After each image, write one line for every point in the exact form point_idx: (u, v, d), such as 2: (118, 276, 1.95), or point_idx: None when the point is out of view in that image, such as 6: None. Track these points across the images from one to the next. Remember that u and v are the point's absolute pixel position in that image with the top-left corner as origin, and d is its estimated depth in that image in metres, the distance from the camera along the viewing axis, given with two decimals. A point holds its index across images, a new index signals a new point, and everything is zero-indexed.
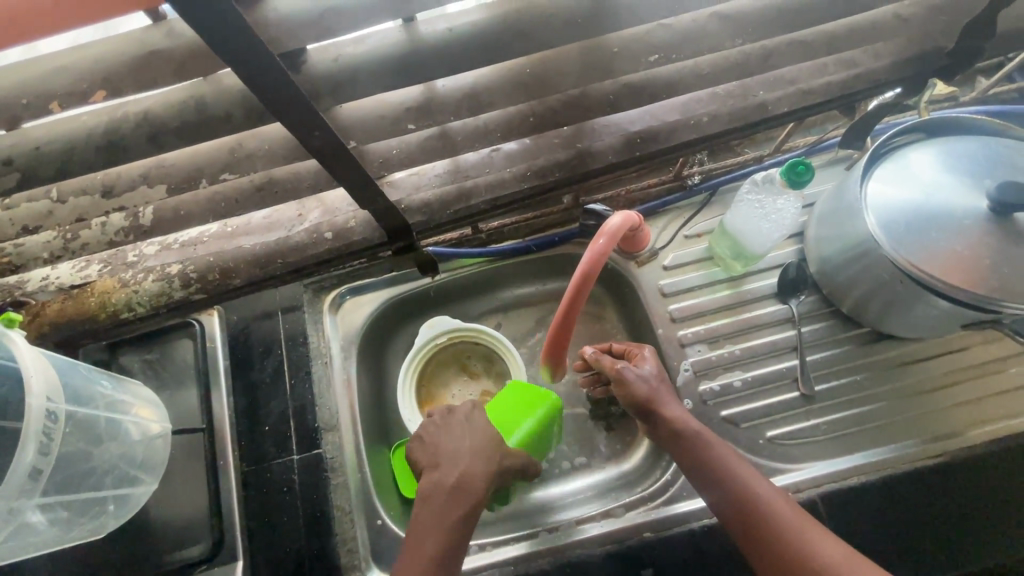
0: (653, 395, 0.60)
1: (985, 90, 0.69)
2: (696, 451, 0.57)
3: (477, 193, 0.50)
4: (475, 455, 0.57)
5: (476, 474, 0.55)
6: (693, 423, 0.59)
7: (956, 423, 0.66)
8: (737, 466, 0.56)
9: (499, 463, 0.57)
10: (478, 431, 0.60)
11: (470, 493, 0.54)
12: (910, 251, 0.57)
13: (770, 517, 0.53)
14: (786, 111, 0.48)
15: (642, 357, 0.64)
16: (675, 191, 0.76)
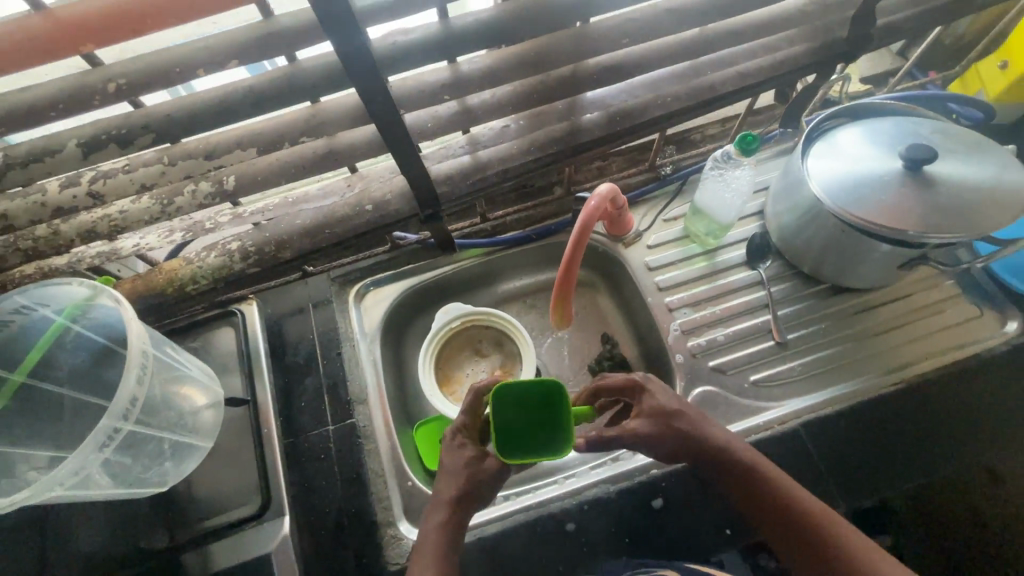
0: (670, 434, 0.62)
1: (893, 84, 0.85)
2: (747, 476, 0.60)
3: (491, 166, 0.61)
4: (453, 472, 0.60)
5: (449, 488, 0.60)
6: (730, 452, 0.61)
7: (911, 357, 0.76)
8: (785, 483, 0.60)
9: (472, 474, 0.60)
10: (457, 445, 0.63)
11: (446, 507, 0.59)
12: (850, 205, 0.68)
13: (818, 528, 0.57)
14: (733, 88, 0.61)
15: (643, 396, 0.64)
16: (652, 181, 0.89)
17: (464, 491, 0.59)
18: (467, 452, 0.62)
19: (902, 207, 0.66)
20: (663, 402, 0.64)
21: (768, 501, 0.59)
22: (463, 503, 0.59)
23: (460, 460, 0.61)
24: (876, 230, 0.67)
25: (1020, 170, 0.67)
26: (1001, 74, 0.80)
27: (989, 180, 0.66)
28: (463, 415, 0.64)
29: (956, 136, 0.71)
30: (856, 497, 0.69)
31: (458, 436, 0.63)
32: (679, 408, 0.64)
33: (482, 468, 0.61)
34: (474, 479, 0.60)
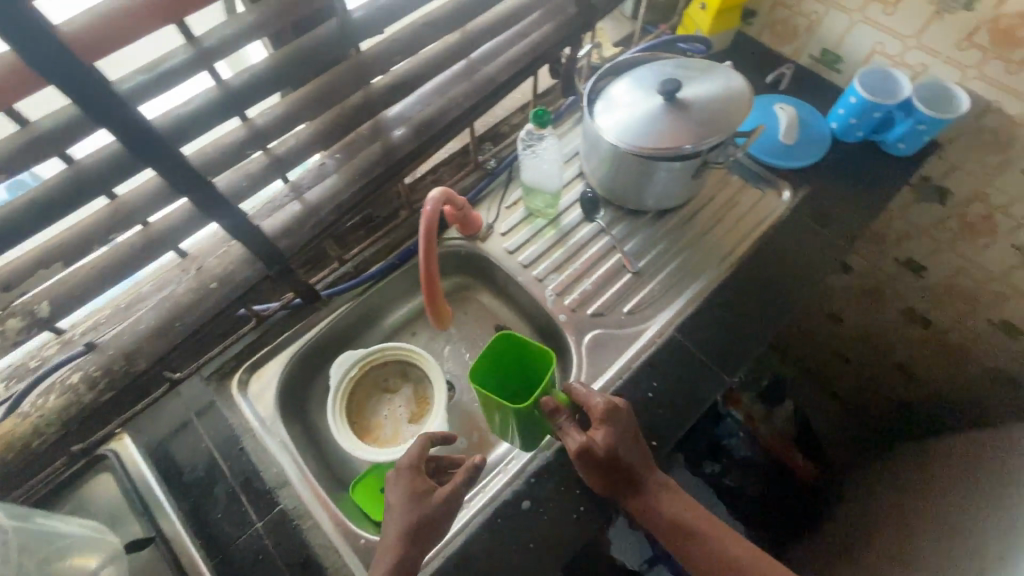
0: (610, 461, 0.67)
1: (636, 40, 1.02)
2: (683, 541, 0.70)
3: (323, 206, 0.63)
4: (402, 507, 0.64)
5: (394, 528, 0.63)
6: (663, 511, 0.70)
7: (731, 244, 0.92)
8: (709, 537, 0.70)
9: (419, 513, 0.64)
10: (400, 483, 0.66)
11: (393, 550, 0.62)
12: (637, 142, 0.81)
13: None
14: (509, 75, 0.70)
15: (607, 419, 0.68)
16: (483, 177, 0.96)
17: (406, 533, 0.63)
18: (417, 486, 0.66)
19: (674, 133, 0.80)
20: (619, 434, 0.68)
21: (686, 535, 0.70)
22: (409, 541, 0.63)
23: (403, 497, 0.65)
24: (664, 153, 0.80)
25: (740, 77, 0.84)
26: (705, 12, 1.01)
27: (724, 90, 0.83)
28: (415, 450, 0.68)
29: (692, 65, 0.88)
30: (735, 369, 0.81)
31: (406, 475, 0.67)
32: (627, 441, 0.69)
33: (425, 506, 0.64)
34: (420, 516, 0.64)
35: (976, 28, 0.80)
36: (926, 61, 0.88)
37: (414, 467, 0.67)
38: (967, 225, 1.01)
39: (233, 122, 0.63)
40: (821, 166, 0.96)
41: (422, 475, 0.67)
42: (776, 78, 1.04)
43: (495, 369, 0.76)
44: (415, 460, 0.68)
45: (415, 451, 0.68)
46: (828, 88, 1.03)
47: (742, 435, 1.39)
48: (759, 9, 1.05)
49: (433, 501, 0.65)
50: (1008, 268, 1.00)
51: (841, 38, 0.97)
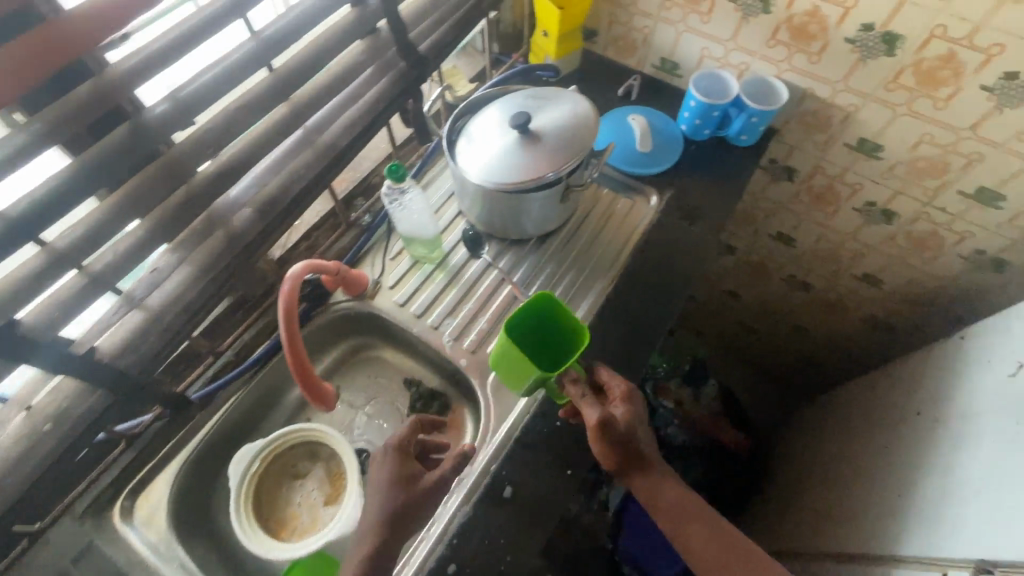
0: (626, 436, 0.71)
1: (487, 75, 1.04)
2: (679, 520, 0.73)
3: (168, 311, 0.58)
4: (384, 491, 0.69)
5: (377, 509, 0.68)
6: (665, 493, 0.74)
7: (612, 256, 0.95)
8: (708, 519, 0.74)
9: (399, 497, 0.68)
10: (383, 464, 0.72)
11: (373, 535, 0.66)
12: (499, 179, 0.82)
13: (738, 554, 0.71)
14: (350, 139, 0.69)
15: (627, 398, 0.74)
16: (361, 234, 0.94)
17: (387, 518, 0.67)
18: (405, 467, 0.71)
19: (532, 165, 0.82)
20: (635, 411, 0.74)
21: (687, 515, 0.74)
22: (389, 525, 0.66)
23: (385, 478, 0.70)
24: (526, 186, 0.82)
25: (585, 100, 0.88)
26: (547, 39, 1.04)
27: (572, 115, 0.86)
28: (403, 433, 0.74)
29: (541, 94, 0.90)
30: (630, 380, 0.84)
31: (394, 456, 0.72)
32: (640, 420, 0.75)
33: (408, 490, 0.69)
34: (399, 500, 0.68)
35: (777, 27, 0.89)
36: (746, 60, 0.97)
37: (401, 449, 0.73)
38: (815, 197, 1.11)
39: (32, 247, 0.59)
40: (680, 166, 1.02)
41: (410, 456, 0.72)
42: (626, 91, 1.10)
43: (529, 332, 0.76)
44: (403, 442, 0.73)
45: (405, 433, 0.74)
46: (673, 92, 1.10)
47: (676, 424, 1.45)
48: (597, 28, 1.10)
49: (416, 486, 0.69)
50: (857, 229, 1.11)
51: (672, 47, 1.04)
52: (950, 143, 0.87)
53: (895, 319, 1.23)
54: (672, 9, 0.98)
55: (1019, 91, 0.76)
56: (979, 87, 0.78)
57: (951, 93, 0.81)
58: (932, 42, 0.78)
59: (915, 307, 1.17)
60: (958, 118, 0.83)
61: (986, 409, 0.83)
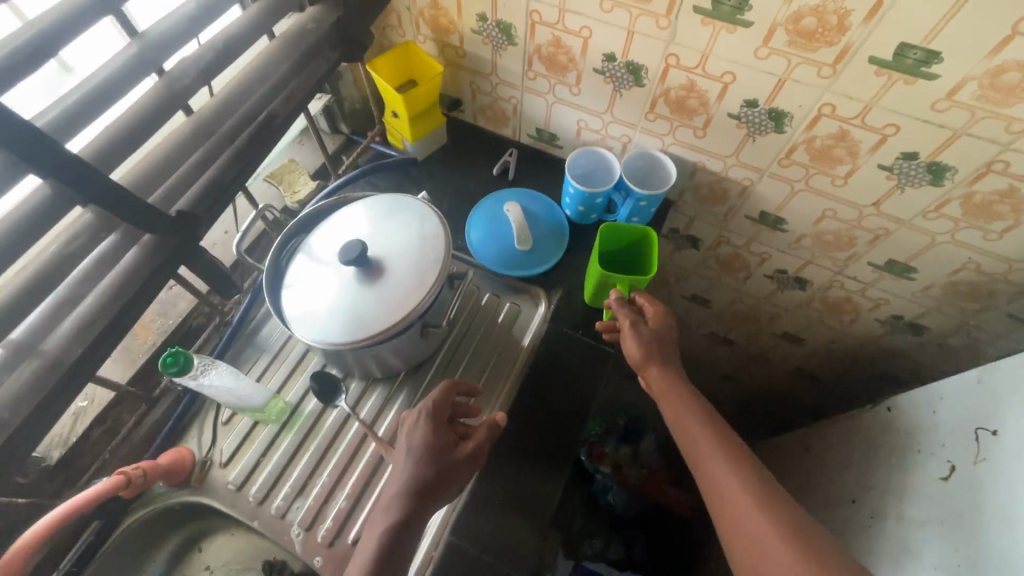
0: (652, 336, 0.72)
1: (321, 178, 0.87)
2: (683, 414, 0.68)
3: None
4: (415, 455, 0.63)
5: (411, 471, 0.63)
6: (677, 387, 0.70)
7: (500, 381, 0.79)
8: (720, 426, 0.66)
9: (434, 469, 0.62)
10: (416, 424, 0.65)
11: (404, 501, 0.61)
12: (335, 338, 0.65)
13: (741, 456, 0.63)
14: (82, 349, 0.50)
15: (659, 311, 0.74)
16: (179, 402, 0.75)
17: (416, 480, 0.62)
18: (439, 436, 0.64)
19: (375, 314, 0.65)
20: (663, 322, 0.73)
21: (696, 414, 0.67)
22: (420, 497, 0.61)
23: (420, 442, 0.64)
24: (371, 343, 0.65)
25: (436, 213, 0.72)
26: (398, 120, 0.87)
27: (417, 237, 0.70)
28: (439, 397, 0.67)
29: (382, 208, 0.74)
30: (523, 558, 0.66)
31: (432, 419, 0.65)
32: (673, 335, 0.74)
33: (447, 463, 0.63)
34: (433, 471, 0.62)
35: (652, 101, 0.76)
36: (628, 132, 0.83)
37: (438, 414, 0.66)
38: (724, 263, 1.00)
39: None
40: (569, 257, 0.87)
41: (445, 425, 0.65)
42: (503, 168, 0.95)
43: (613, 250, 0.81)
44: (439, 407, 0.66)
45: (440, 398, 0.66)
46: (557, 164, 0.96)
47: (615, 486, 1.26)
48: (462, 96, 0.94)
49: (456, 460, 0.63)
50: (771, 292, 1.01)
51: (546, 118, 0.90)
52: (854, 219, 0.77)
53: (821, 372, 1.14)
54: (536, 79, 0.83)
55: (920, 171, 0.66)
56: (877, 166, 0.68)
57: (849, 171, 0.71)
58: (821, 120, 0.66)
59: (839, 362, 1.08)
60: (860, 195, 0.73)
61: (925, 515, 0.74)
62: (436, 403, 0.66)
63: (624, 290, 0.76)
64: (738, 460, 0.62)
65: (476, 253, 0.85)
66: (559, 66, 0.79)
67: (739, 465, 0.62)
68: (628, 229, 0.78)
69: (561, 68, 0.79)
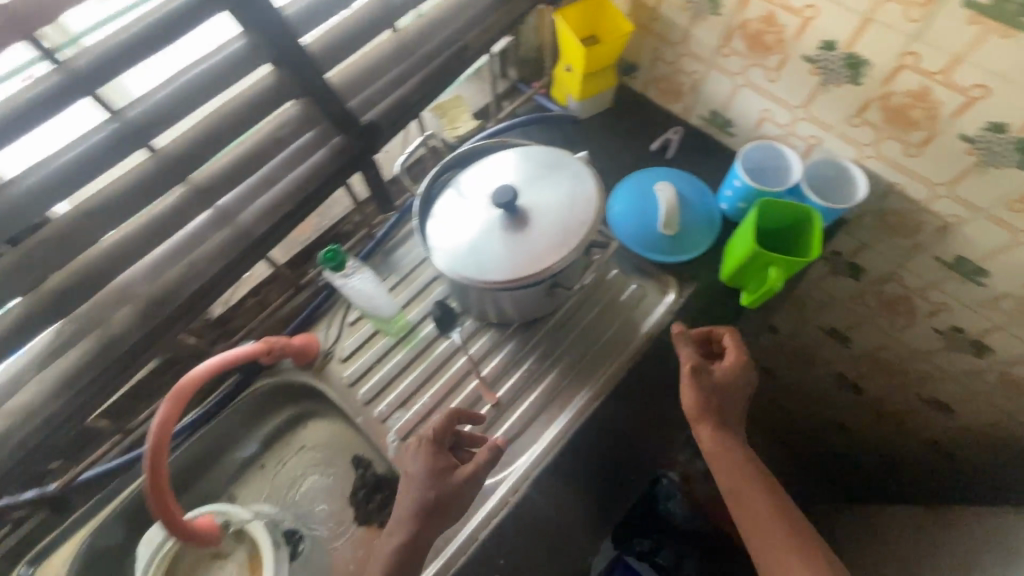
0: (715, 388, 0.70)
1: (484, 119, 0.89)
2: (736, 476, 0.68)
3: (16, 429, 0.50)
4: (417, 480, 0.65)
5: (411, 497, 0.64)
6: (732, 447, 0.69)
7: (609, 358, 0.78)
8: (771, 489, 0.69)
9: (433, 495, 0.63)
10: (418, 453, 0.66)
11: (407, 524, 0.63)
12: (471, 274, 0.67)
13: (793, 523, 0.66)
14: (269, 227, 0.57)
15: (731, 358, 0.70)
16: (318, 295, 0.83)
17: (420, 505, 0.63)
18: (437, 465, 0.65)
19: (514, 259, 0.66)
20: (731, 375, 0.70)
21: (752, 476, 0.69)
22: (422, 520, 0.63)
23: (422, 470, 0.65)
24: (502, 287, 0.66)
25: (592, 175, 0.70)
26: (571, 75, 0.85)
27: (570, 195, 0.69)
28: (439, 424, 0.66)
29: (539, 159, 0.74)
30: None
31: (429, 448, 0.66)
32: (735, 386, 0.71)
33: (445, 491, 0.64)
34: (431, 499, 0.63)
35: (865, 104, 0.67)
36: (818, 134, 0.74)
37: (432, 445, 0.66)
38: (884, 303, 0.88)
39: None
40: (711, 253, 0.82)
41: (444, 453, 0.66)
42: (663, 145, 0.90)
43: (767, 229, 0.73)
44: (433, 439, 0.66)
45: (441, 426, 0.66)
46: (722, 153, 0.89)
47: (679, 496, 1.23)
48: (639, 63, 0.90)
49: (450, 491, 0.64)
50: (932, 350, 0.88)
51: (726, 101, 0.83)
52: None
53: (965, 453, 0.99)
54: (730, 56, 0.76)
55: None
56: None
57: None
58: None
59: (993, 449, 0.93)
60: None
61: None
62: (432, 437, 0.66)
63: (781, 270, 0.68)
64: (793, 528, 0.66)
65: (614, 225, 0.83)
66: (762, 46, 0.72)
67: (793, 532, 0.66)
68: (792, 208, 0.69)
69: (764, 49, 0.71)
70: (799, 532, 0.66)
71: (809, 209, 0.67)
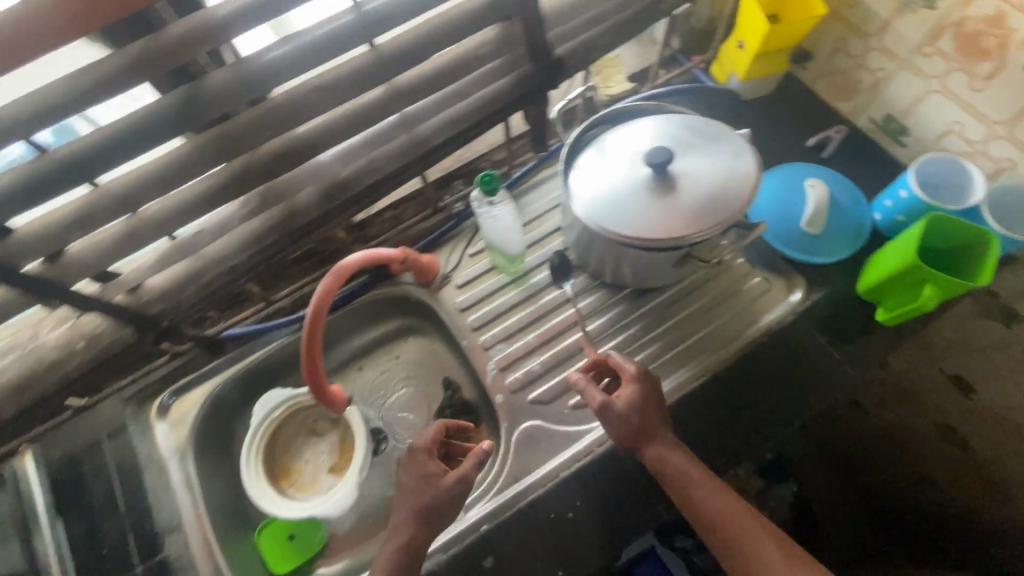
0: (638, 417, 0.65)
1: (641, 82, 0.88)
2: (696, 492, 0.63)
3: (207, 271, 0.58)
4: (410, 488, 0.65)
5: (407, 506, 0.64)
6: (680, 464, 0.64)
7: (718, 343, 0.77)
8: (726, 490, 0.64)
9: (427, 499, 0.64)
10: (410, 463, 0.67)
11: (404, 529, 0.63)
12: (610, 225, 0.67)
13: (758, 526, 0.63)
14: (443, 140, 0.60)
15: (638, 377, 0.67)
16: (448, 221, 0.87)
17: (414, 513, 0.64)
18: (427, 470, 0.66)
19: (656, 220, 0.66)
20: (646, 396, 0.66)
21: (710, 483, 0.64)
22: (418, 522, 0.63)
23: (413, 478, 0.66)
24: (638, 244, 0.67)
25: (752, 155, 0.69)
26: (742, 52, 0.83)
27: (726, 169, 0.67)
28: (427, 433, 0.69)
29: (699, 129, 0.72)
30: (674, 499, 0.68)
31: (419, 456, 0.67)
32: (653, 403, 0.67)
33: (439, 494, 0.64)
34: (424, 505, 0.63)
35: None
36: (1014, 157, 0.68)
37: (419, 452, 0.68)
38: None
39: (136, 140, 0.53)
40: (849, 263, 0.78)
41: (435, 458, 0.67)
42: (821, 142, 0.86)
43: (933, 246, 0.69)
44: (421, 447, 0.68)
45: (429, 435, 0.69)
46: (885, 161, 0.83)
47: None
48: (817, 51, 0.85)
49: (442, 495, 0.64)
50: None
51: (909, 106, 0.77)
52: None
53: None
54: (933, 57, 0.70)
55: None
56: None
57: None
58: None
59: None
60: None
61: None
62: (419, 446, 0.68)
63: (936, 292, 0.64)
64: (760, 533, 0.62)
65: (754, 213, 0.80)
66: (976, 51, 0.66)
67: (762, 538, 0.62)
68: (971, 231, 0.64)
69: (979, 54, 0.65)
70: (766, 537, 0.62)
71: (992, 236, 0.62)
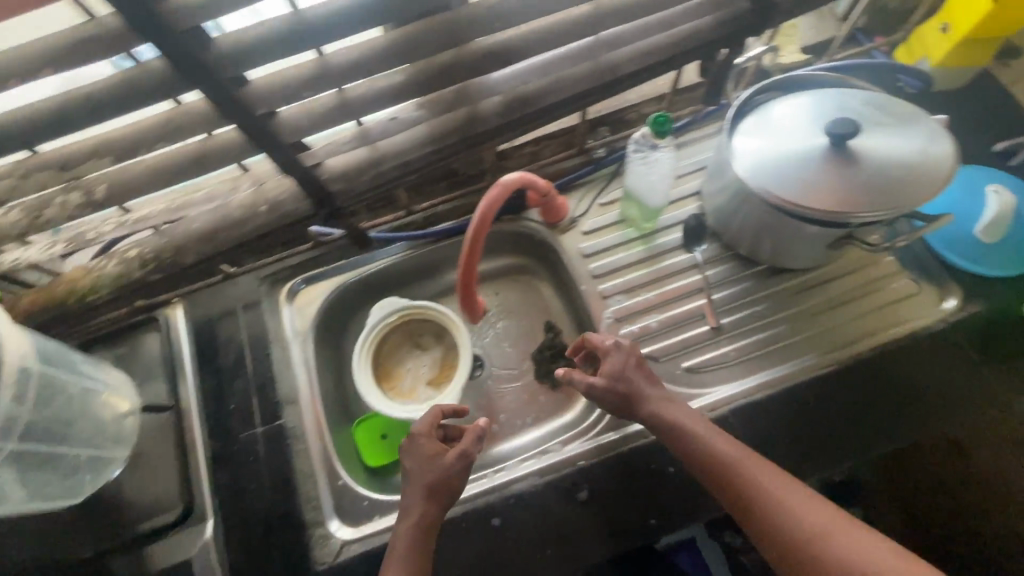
0: (620, 389, 0.66)
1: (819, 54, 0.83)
2: (693, 442, 0.62)
3: (386, 159, 0.61)
4: (416, 472, 0.65)
5: (415, 492, 0.63)
6: (675, 418, 0.64)
7: (851, 337, 0.73)
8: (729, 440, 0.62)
9: (434, 479, 0.63)
10: (411, 449, 0.67)
11: (415, 509, 0.62)
12: (773, 187, 0.64)
13: (768, 474, 0.59)
14: None
15: (615, 349, 0.68)
16: (585, 165, 0.87)
17: (426, 495, 0.63)
18: (430, 453, 0.65)
19: (828, 190, 0.62)
20: (626, 365, 0.67)
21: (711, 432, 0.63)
22: (428, 499, 0.63)
23: (416, 463, 0.65)
24: (799, 212, 0.64)
25: (948, 143, 0.64)
26: (941, 37, 0.76)
27: (917, 153, 0.63)
28: (425, 418, 0.69)
29: (890, 107, 0.67)
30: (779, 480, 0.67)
31: (419, 438, 0.67)
32: (634, 372, 0.67)
33: (444, 474, 0.63)
34: (431, 487, 0.63)
35: None
36: None
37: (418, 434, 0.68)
38: None
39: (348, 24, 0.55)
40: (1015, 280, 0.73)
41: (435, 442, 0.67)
42: (1009, 149, 0.79)
43: None
44: (421, 429, 0.68)
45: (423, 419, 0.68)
46: None
47: None
48: None
49: (449, 473, 0.63)
50: None
51: None
52: None
53: None
54: None
55: None
56: None
57: None
58: None
59: None
60: None
61: None
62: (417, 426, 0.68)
63: None
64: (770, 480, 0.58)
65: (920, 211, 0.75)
66: None
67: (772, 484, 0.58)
68: None
69: None
70: (777, 482, 0.58)
71: None
